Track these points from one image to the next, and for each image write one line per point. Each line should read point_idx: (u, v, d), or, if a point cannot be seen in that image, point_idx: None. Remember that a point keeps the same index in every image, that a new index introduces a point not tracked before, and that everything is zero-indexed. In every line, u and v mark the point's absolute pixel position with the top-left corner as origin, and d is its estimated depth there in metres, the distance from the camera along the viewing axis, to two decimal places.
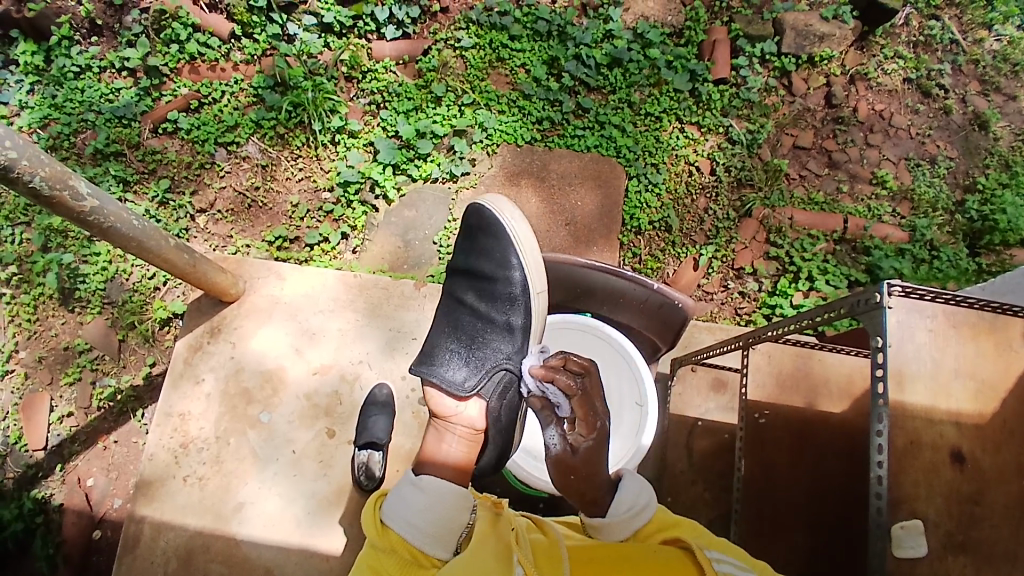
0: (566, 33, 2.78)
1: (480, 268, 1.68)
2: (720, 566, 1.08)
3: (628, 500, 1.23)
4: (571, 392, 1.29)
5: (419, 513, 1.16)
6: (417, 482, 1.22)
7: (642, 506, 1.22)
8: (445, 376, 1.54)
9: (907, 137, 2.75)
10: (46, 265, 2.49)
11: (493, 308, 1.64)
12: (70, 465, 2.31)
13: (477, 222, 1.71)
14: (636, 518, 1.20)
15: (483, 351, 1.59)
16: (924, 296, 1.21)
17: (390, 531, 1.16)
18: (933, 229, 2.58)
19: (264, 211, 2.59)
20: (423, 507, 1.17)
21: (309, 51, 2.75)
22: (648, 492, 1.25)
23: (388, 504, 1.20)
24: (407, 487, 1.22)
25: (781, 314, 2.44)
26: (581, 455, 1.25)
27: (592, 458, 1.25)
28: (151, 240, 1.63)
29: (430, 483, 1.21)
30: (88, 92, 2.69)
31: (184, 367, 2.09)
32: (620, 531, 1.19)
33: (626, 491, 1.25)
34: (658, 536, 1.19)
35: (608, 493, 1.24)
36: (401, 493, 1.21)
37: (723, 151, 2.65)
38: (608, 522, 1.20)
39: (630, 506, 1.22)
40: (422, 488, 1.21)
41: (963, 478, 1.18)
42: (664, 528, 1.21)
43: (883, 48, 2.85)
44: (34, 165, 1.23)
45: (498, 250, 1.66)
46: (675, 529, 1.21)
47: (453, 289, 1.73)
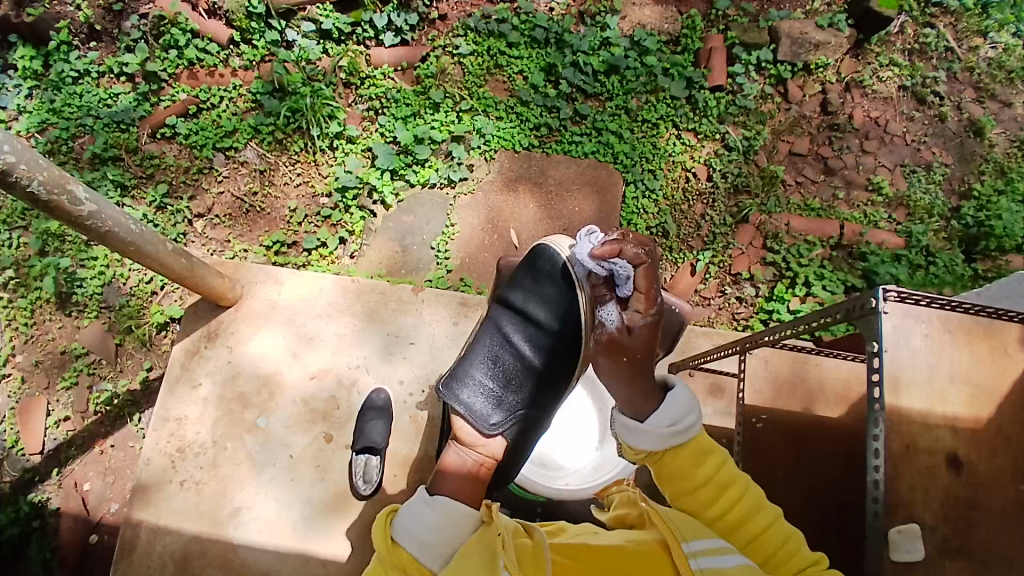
0: (564, 40, 2.80)
1: (536, 312, 1.60)
2: (698, 563, 1.08)
3: (675, 413, 1.22)
4: (638, 263, 1.26)
5: (432, 531, 1.12)
6: (431, 499, 1.18)
7: (687, 424, 1.21)
8: (471, 406, 1.51)
9: (902, 144, 2.77)
10: (43, 269, 2.49)
11: (533, 353, 1.59)
12: (66, 470, 2.30)
13: (547, 265, 1.62)
14: (673, 435, 1.21)
15: (513, 391, 1.55)
16: (918, 302, 1.22)
17: (400, 549, 1.12)
18: (928, 235, 2.60)
19: (262, 216, 2.59)
20: (436, 526, 1.13)
21: (308, 57, 2.76)
22: (694, 410, 1.23)
23: (398, 521, 1.15)
24: (419, 504, 1.17)
25: (778, 319, 2.44)
26: (635, 341, 1.28)
27: (642, 349, 1.27)
28: (149, 244, 1.63)
29: (444, 501, 1.17)
30: (87, 97, 2.69)
31: (181, 372, 2.09)
32: (653, 441, 1.21)
33: (676, 400, 1.23)
34: (691, 461, 1.22)
35: (652, 402, 1.24)
36: (411, 510, 1.16)
37: (720, 158, 2.67)
38: (642, 429, 1.22)
39: (673, 422, 1.22)
40: (434, 505, 1.16)
41: (958, 483, 1.18)
42: (699, 454, 1.22)
43: (878, 56, 2.87)
44: (32, 169, 1.24)
45: (563, 302, 1.57)
46: (708, 457, 1.22)
47: (500, 318, 1.63)
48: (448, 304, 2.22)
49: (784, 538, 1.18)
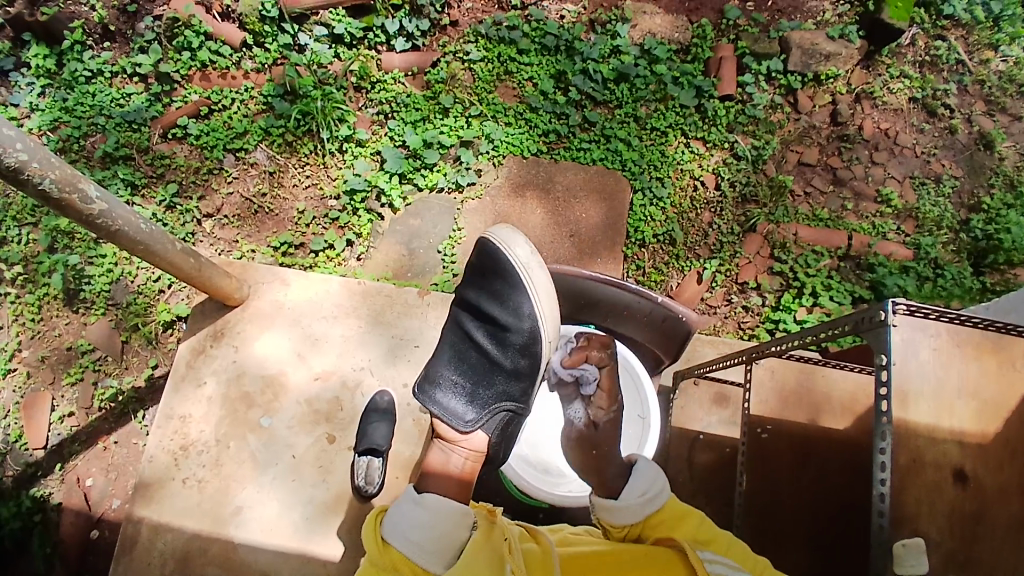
0: (574, 48, 2.81)
1: (491, 309, 1.59)
2: (713, 567, 1.07)
3: (645, 482, 1.22)
4: (603, 364, 1.32)
5: (423, 531, 1.10)
6: (420, 498, 1.16)
7: (657, 491, 1.21)
8: (443, 408, 1.50)
9: (911, 156, 2.76)
10: (52, 265, 2.51)
11: (500, 351, 1.58)
12: (69, 466, 2.31)
13: (489, 263, 1.61)
14: (649, 505, 1.19)
15: (482, 387, 1.55)
16: (927, 316, 1.21)
17: (389, 549, 1.10)
18: (937, 247, 2.58)
19: (271, 217, 2.61)
20: (428, 525, 1.11)
21: (319, 61, 2.79)
22: (659, 479, 1.24)
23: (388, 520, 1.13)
24: (409, 503, 1.15)
25: (784, 329, 2.42)
26: (602, 431, 1.28)
27: (609, 436, 1.28)
28: (157, 244, 1.64)
29: (434, 499, 1.15)
30: (100, 97, 2.72)
31: (186, 371, 2.09)
32: (632, 515, 1.19)
33: (642, 474, 1.24)
34: (667, 527, 1.18)
35: (622, 476, 1.24)
36: (402, 510, 1.14)
37: (728, 167, 2.67)
38: (621, 505, 1.20)
39: (644, 491, 1.21)
40: (425, 504, 1.15)
41: (965, 496, 1.17)
42: (672, 519, 1.19)
43: (889, 68, 2.87)
44: (45, 167, 1.25)
45: (516, 296, 1.56)
46: (683, 519, 1.19)
47: (462, 320, 1.64)
48: None
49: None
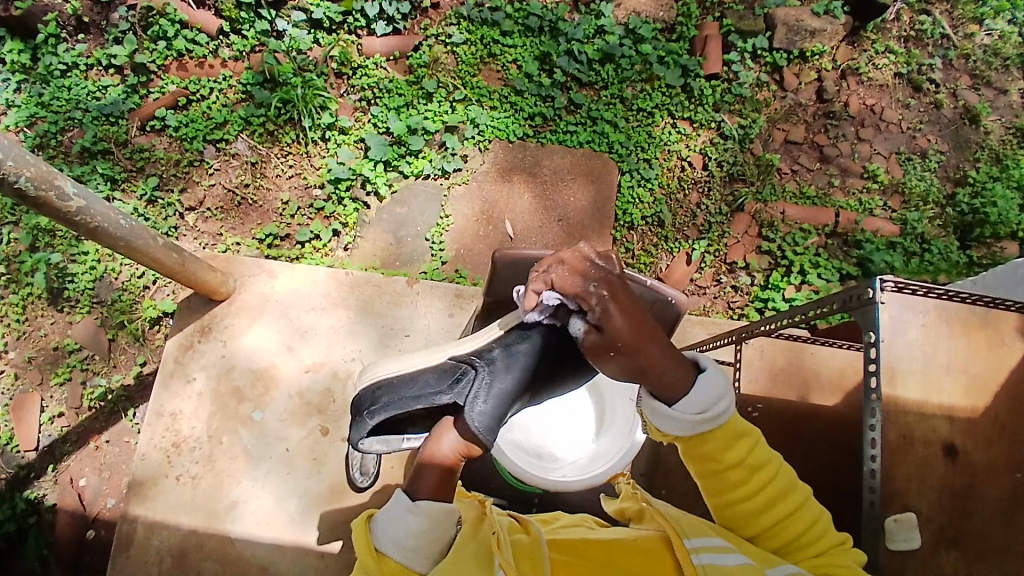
0: (558, 29, 2.77)
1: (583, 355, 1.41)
2: (699, 557, 1.08)
3: (708, 399, 1.10)
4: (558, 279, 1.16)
5: (421, 539, 1.03)
6: (414, 505, 1.06)
7: (715, 412, 1.11)
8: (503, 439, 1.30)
9: (897, 131, 2.76)
10: (34, 264, 2.46)
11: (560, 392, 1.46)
12: (61, 466, 2.29)
13: None
14: (704, 423, 1.11)
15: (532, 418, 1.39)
16: (915, 292, 1.22)
17: (387, 561, 1.02)
18: (923, 222, 2.60)
19: (255, 208, 2.57)
20: (427, 534, 1.04)
21: (299, 47, 2.73)
22: (726, 394, 1.12)
23: (380, 528, 1.05)
24: (401, 510, 1.06)
25: (773, 308, 2.44)
26: (608, 322, 1.06)
27: (618, 320, 1.05)
28: (139, 240, 1.61)
29: (430, 506, 1.06)
30: (75, 90, 2.66)
31: (175, 367, 2.07)
32: (684, 428, 1.11)
33: (707, 385, 1.11)
34: (723, 444, 1.15)
35: (685, 383, 1.10)
36: (394, 519, 1.05)
37: (715, 146, 2.65)
38: (674, 416, 1.10)
39: (703, 408, 1.11)
40: (420, 512, 1.05)
41: (953, 472, 1.18)
42: (733, 437, 1.15)
43: (874, 43, 2.86)
44: (20, 165, 1.22)
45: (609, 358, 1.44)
46: (742, 439, 1.16)
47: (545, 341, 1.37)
48: (443, 296, 2.21)
49: (809, 523, 1.18)
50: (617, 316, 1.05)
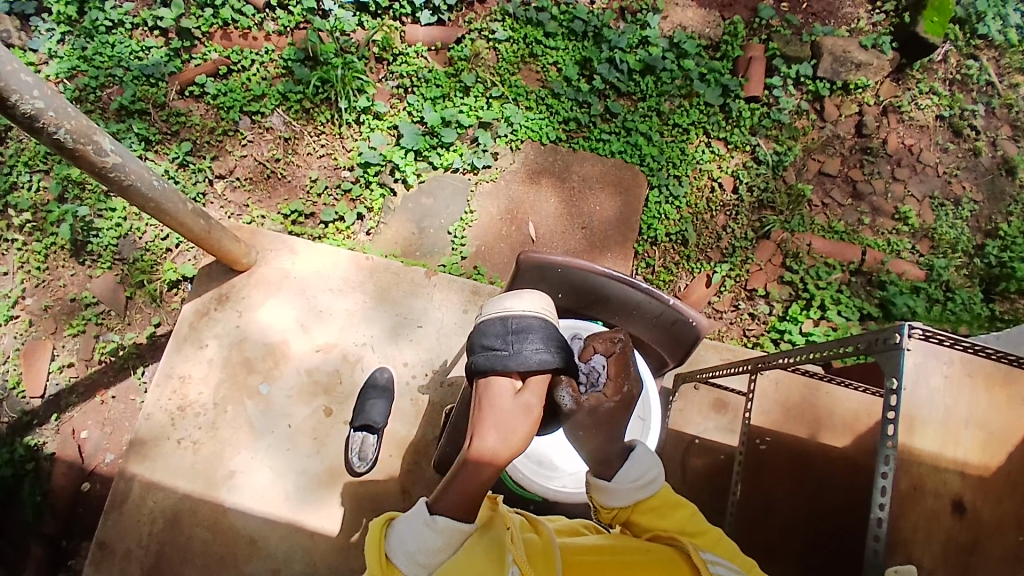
0: (602, 35, 2.76)
1: None
2: (715, 568, 1.05)
3: (640, 467, 1.15)
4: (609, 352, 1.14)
5: (434, 557, 0.98)
6: (431, 518, 0.99)
7: (649, 479, 1.15)
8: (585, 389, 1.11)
9: (933, 175, 2.72)
10: (61, 215, 2.50)
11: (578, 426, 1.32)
12: (66, 416, 2.32)
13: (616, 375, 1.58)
14: (641, 490, 1.14)
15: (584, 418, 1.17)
16: (942, 342, 1.19)
17: (394, 570, 0.99)
18: (950, 270, 2.56)
19: (283, 183, 2.58)
20: (442, 553, 0.98)
21: (342, 28, 2.74)
22: (657, 466, 1.18)
23: (395, 538, 1.00)
24: (417, 522, 1.00)
25: (789, 340, 2.41)
26: (604, 413, 1.08)
27: (610, 419, 1.09)
28: (169, 203, 1.63)
29: (448, 524, 0.98)
30: (118, 48, 2.69)
31: (189, 332, 2.09)
32: (624, 497, 1.14)
33: (639, 458, 1.16)
34: (658, 514, 1.15)
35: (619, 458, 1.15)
36: (410, 531, 1.00)
37: (748, 170, 2.63)
38: (611, 487, 1.14)
39: (638, 475, 1.15)
40: (437, 529, 0.99)
41: (960, 527, 1.17)
42: (665, 506, 1.17)
43: (919, 83, 2.81)
44: (60, 117, 1.24)
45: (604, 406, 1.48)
46: (676, 509, 1.17)
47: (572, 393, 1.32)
48: (459, 291, 2.21)
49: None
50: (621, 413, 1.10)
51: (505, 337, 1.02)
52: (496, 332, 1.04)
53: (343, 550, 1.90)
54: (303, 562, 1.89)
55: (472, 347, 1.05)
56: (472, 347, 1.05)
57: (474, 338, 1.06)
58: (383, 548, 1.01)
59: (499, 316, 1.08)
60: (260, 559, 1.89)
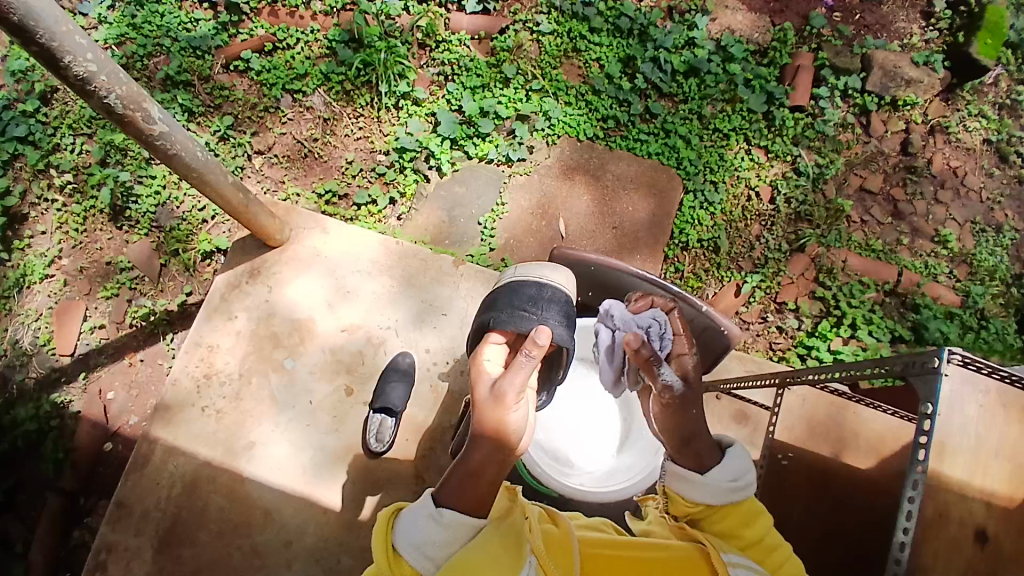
0: (647, 34, 2.72)
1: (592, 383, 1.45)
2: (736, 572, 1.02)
3: (738, 466, 1.10)
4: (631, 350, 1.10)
5: (442, 552, 0.97)
6: (437, 512, 0.99)
7: (747, 478, 1.09)
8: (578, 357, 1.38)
9: (977, 200, 2.64)
10: (102, 179, 2.55)
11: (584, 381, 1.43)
12: (94, 376, 2.39)
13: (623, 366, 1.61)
14: (738, 491, 1.08)
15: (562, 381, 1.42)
16: (979, 369, 1.16)
17: (401, 565, 0.97)
18: (987, 297, 2.49)
19: (319, 163, 2.61)
20: (449, 548, 0.97)
21: (388, 12, 2.75)
22: (752, 464, 1.12)
23: (401, 532, 0.99)
24: (423, 515, 0.99)
25: (816, 357, 2.37)
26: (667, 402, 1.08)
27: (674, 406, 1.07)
28: (211, 173, 1.65)
29: (454, 517, 0.98)
30: (167, 18, 2.74)
31: (220, 303, 2.13)
32: (719, 496, 1.08)
33: (735, 458, 1.11)
34: (740, 522, 1.08)
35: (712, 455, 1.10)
36: (416, 524, 0.99)
37: (787, 181, 2.59)
38: (707, 482, 1.08)
39: (736, 475, 1.09)
40: (444, 523, 0.98)
41: (981, 557, 1.14)
42: (747, 515, 1.09)
43: (969, 104, 2.73)
44: (112, 82, 1.27)
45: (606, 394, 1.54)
46: (758, 519, 1.09)
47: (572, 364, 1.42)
48: (486, 282, 2.22)
49: None
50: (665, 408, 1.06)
51: (535, 300, 1.35)
52: (531, 294, 1.37)
53: (354, 528, 1.93)
54: (313, 537, 1.92)
55: (505, 300, 1.36)
56: (505, 300, 1.36)
57: (507, 296, 1.38)
58: (389, 540, 1.00)
59: (538, 283, 1.41)
60: (273, 531, 1.92)
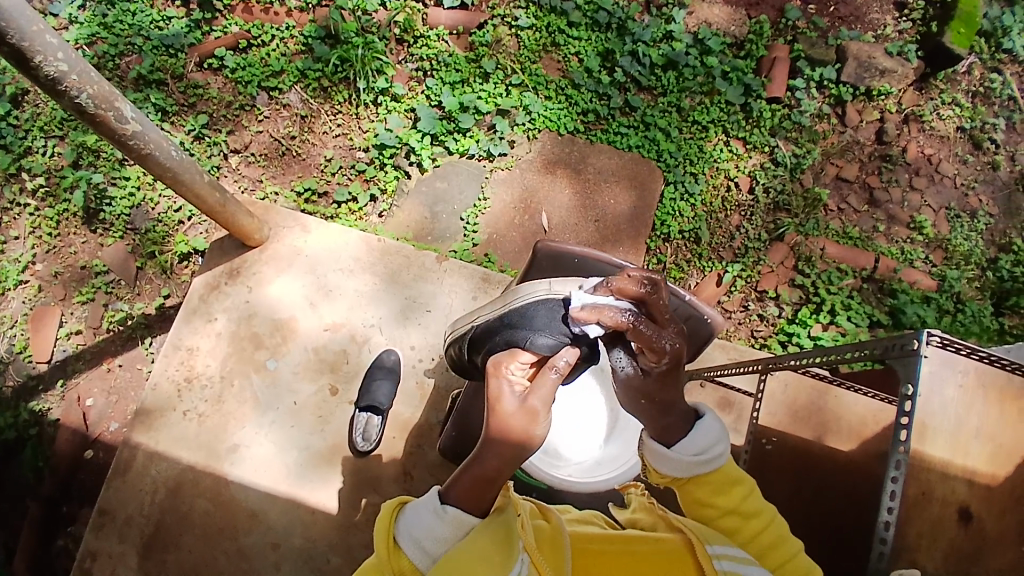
0: (625, 28, 2.73)
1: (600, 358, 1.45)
2: (720, 564, 1.03)
3: (703, 441, 1.09)
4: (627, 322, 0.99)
5: (440, 546, 0.99)
6: (442, 508, 1.02)
7: (713, 455, 1.10)
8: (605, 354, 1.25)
9: (950, 186, 2.70)
10: (74, 182, 2.50)
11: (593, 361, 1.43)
12: (71, 383, 2.33)
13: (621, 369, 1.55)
14: (700, 464, 1.09)
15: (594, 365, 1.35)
16: (958, 351, 1.19)
17: (400, 557, 1.00)
18: (962, 281, 2.54)
19: (297, 161, 2.58)
20: (448, 543, 0.99)
21: (365, 8, 2.72)
22: (722, 438, 1.11)
23: (403, 524, 1.02)
24: (427, 510, 1.02)
25: (797, 343, 2.40)
26: (652, 381, 1.01)
27: (665, 386, 1.02)
28: (186, 173, 1.62)
29: (457, 514, 1.01)
30: (139, 16, 2.68)
31: (199, 304, 2.10)
32: (681, 469, 1.10)
33: (705, 430, 1.10)
34: (713, 489, 1.12)
35: (681, 427, 1.09)
36: (420, 518, 1.01)
37: (765, 171, 2.62)
38: (670, 455, 1.09)
39: (700, 450, 1.09)
40: (445, 519, 1.00)
41: (964, 536, 1.16)
42: (723, 484, 1.13)
43: (942, 93, 2.79)
44: (83, 81, 1.24)
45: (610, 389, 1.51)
46: (734, 487, 1.13)
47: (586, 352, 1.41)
48: (470, 277, 2.21)
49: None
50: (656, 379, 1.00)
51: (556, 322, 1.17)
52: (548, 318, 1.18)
53: (343, 529, 1.91)
54: (301, 538, 1.90)
55: (545, 321, 1.17)
56: (542, 322, 1.18)
57: (544, 313, 1.19)
58: (391, 533, 1.02)
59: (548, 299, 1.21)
60: (260, 533, 1.90)
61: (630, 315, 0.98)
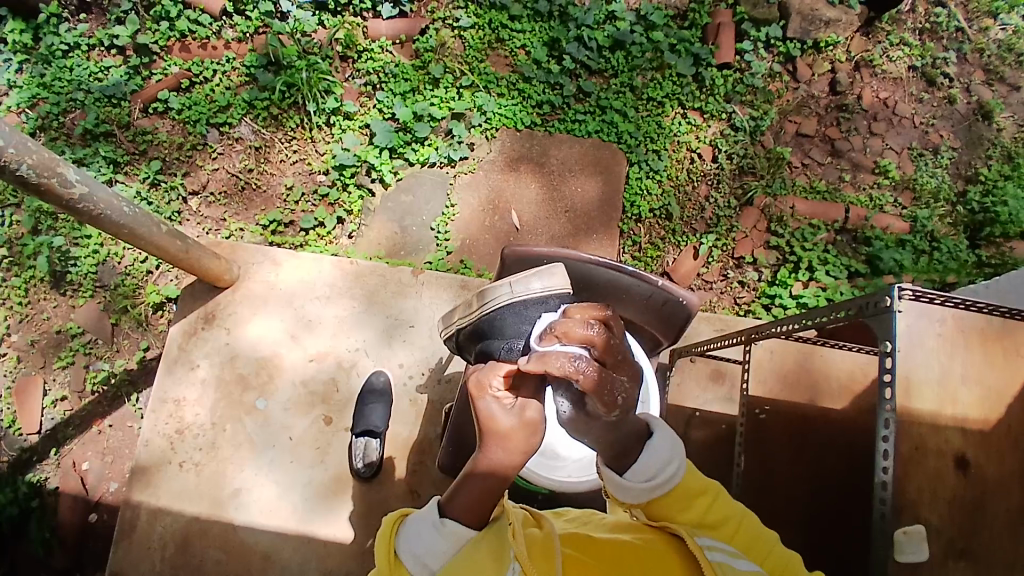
0: (567, 14, 2.71)
1: None
2: (714, 556, 1.03)
3: (655, 463, 1.05)
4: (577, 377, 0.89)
5: (440, 562, 0.99)
6: (442, 522, 1.02)
7: (666, 477, 1.06)
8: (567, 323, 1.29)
9: (910, 126, 2.72)
10: (36, 248, 2.44)
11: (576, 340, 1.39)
12: (65, 450, 2.30)
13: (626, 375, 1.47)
14: (655, 489, 1.06)
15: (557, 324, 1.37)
16: (932, 301, 1.20)
17: (400, 567, 1.01)
18: (934, 219, 2.56)
19: (258, 193, 2.54)
20: (447, 559, 0.99)
21: (303, 29, 2.68)
22: (675, 456, 1.07)
23: (404, 540, 1.03)
24: (427, 524, 1.03)
25: (780, 304, 2.41)
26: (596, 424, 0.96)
27: (610, 429, 0.98)
28: (143, 227, 1.58)
29: (457, 528, 1.01)
30: (77, 70, 2.62)
31: (179, 354, 2.07)
32: (637, 496, 1.06)
33: (654, 454, 1.05)
34: (679, 504, 1.08)
35: (633, 450, 1.05)
36: (420, 533, 1.02)
37: (726, 138, 2.61)
38: (624, 485, 1.06)
39: (652, 474, 1.05)
40: (445, 532, 1.01)
41: (964, 484, 1.18)
42: (687, 496, 1.09)
43: (889, 35, 2.80)
44: (21, 152, 1.20)
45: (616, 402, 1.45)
46: (698, 498, 1.09)
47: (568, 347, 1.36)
48: (449, 286, 2.19)
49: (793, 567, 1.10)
50: (598, 424, 0.96)
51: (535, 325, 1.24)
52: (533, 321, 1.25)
53: (359, 556, 1.91)
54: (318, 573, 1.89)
55: (516, 327, 1.25)
56: (513, 329, 1.25)
57: (511, 318, 1.27)
58: (392, 544, 1.04)
59: (511, 301, 1.27)
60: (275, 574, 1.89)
61: (580, 363, 0.89)
